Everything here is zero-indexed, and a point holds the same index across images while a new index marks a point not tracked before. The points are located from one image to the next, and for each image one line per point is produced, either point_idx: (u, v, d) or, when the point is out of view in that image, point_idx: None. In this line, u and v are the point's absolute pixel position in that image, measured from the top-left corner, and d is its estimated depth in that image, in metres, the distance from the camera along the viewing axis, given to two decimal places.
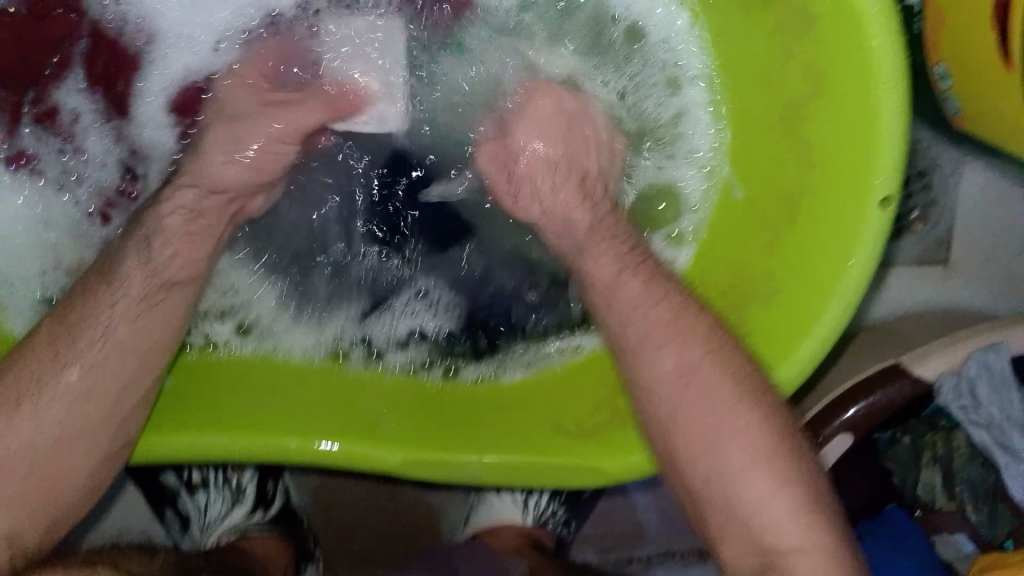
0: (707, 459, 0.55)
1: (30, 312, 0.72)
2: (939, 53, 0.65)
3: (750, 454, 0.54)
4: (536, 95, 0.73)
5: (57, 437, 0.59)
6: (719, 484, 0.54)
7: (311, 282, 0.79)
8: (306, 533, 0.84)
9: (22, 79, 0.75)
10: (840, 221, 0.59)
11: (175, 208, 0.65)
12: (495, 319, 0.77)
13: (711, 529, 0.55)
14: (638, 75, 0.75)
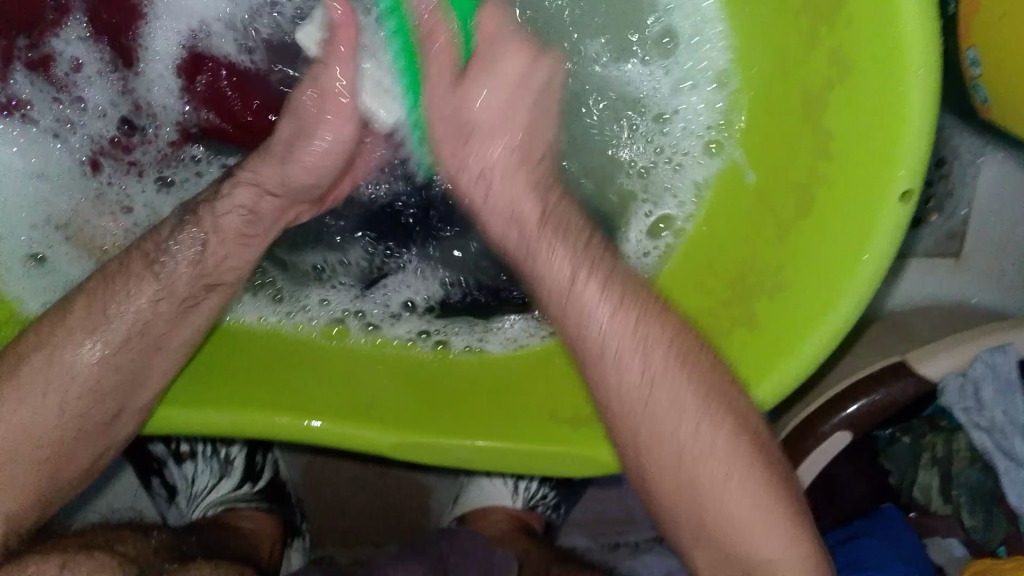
0: (674, 470, 0.55)
1: (25, 274, 0.70)
2: (973, 39, 0.63)
3: (717, 467, 0.55)
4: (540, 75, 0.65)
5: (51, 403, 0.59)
6: (684, 497, 0.56)
7: (319, 258, 0.74)
8: (293, 506, 0.83)
9: (22, 23, 0.72)
10: (859, 213, 0.55)
11: (233, 209, 0.62)
12: (487, 303, 0.73)
13: (672, 534, 0.57)
14: (671, 79, 0.70)
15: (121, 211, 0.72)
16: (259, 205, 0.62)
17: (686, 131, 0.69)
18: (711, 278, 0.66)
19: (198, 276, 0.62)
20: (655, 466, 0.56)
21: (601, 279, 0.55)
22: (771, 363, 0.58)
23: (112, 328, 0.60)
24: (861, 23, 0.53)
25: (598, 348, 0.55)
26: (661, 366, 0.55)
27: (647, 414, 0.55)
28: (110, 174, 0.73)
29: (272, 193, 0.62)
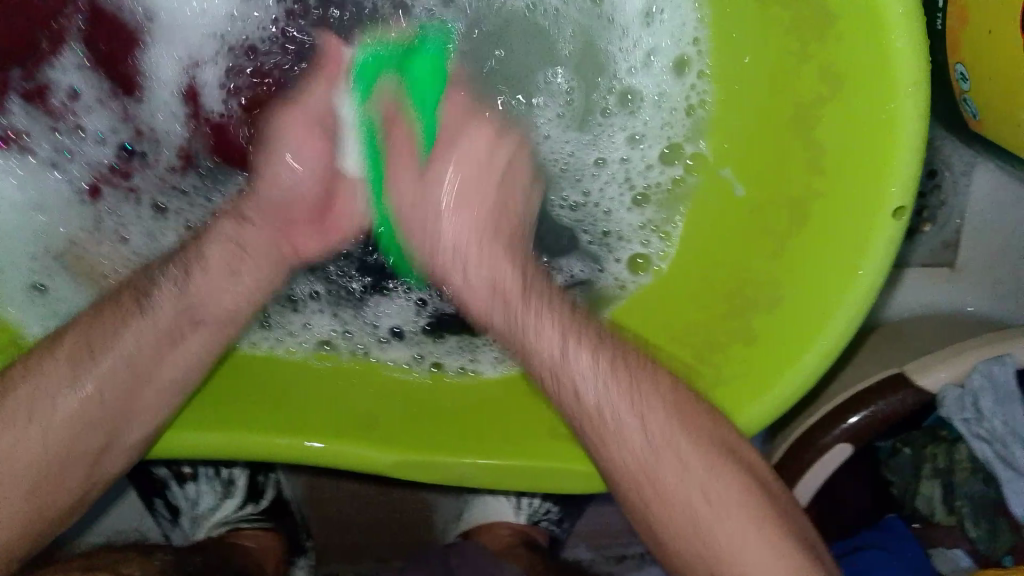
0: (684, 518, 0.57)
1: (22, 301, 0.69)
2: (961, 53, 0.63)
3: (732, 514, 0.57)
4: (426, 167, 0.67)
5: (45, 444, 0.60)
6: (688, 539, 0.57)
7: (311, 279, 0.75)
8: (298, 527, 0.85)
9: (15, 54, 0.73)
10: (851, 228, 0.56)
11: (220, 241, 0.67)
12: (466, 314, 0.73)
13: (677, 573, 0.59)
14: (637, 109, 0.71)
15: (123, 239, 0.74)
16: (241, 235, 0.67)
17: (621, 175, 0.73)
18: (699, 303, 0.65)
19: (182, 306, 0.64)
20: (663, 520, 0.58)
21: (591, 348, 0.60)
22: (767, 379, 0.58)
23: (106, 359, 0.61)
24: (845, 41, 0.54)
25: (598, 417, 0.59)
26: (659, 429, 0.58)
27: (652, 475, 0.58)
28: (111, 201, 0.75)
29: (255, 224, 0.67)
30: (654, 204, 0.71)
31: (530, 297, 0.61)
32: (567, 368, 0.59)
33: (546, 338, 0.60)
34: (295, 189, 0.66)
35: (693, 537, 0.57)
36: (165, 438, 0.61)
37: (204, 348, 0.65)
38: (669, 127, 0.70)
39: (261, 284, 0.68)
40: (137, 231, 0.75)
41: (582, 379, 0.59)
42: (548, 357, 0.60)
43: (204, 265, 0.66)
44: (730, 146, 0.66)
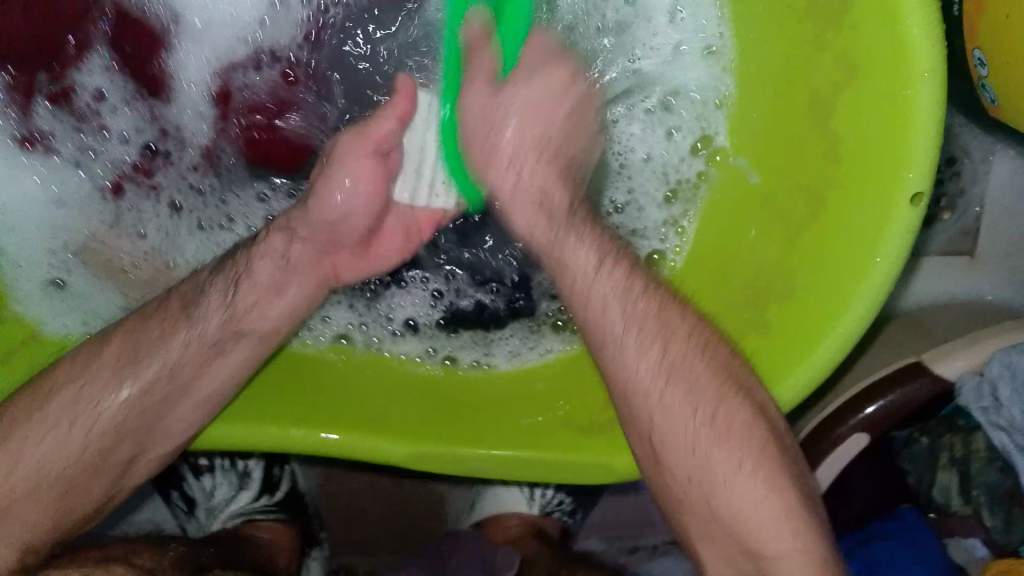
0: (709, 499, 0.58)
1: (42, 298, 0.69)
2: (979, 39, 0.63)
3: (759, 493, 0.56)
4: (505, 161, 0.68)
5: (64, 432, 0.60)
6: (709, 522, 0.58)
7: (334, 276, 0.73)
8: (313, 515, 0.84)
9: (36, 59, 0.74)
10: (865, 216, 0.55)
11: (266, 252, 0.66)
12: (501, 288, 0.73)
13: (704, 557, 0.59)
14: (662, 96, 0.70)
15: (141, 235, 0.74)
16: (289, 252, 0.67)
17: (648, 167, 0.71)
18: (715, 294, 0.65)
19: (228, 320, 0.64)
20: (684, 467, 0.58)
21: (625, 267, 0.61)
22: (785, 367, 0.58)
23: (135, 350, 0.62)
24: (862, 31, 0.54)
25: (619, 334, 0.59)
26: (678, 350, 0.58)
27: (669, 445, 0.58)
28: (132, 198, 0.75)
29: (302, 238, 0.66)
30: (670, 188, 0.71)
31: (569, 226, 0.63)
32: (598, 278, 0.60)
33: (578, 257, 0.61)
34: (347, 216, 0.65)
35: (708, 498, 0.57)
36: (206, 433, 0.61)
37: (242, 364, 0.64)
38: (691, 118, 0.69)
39: (300, 299, 0.67)
40: (155, 228, 0.74)
41: (603, 308, 0.60)
42: (580, 271, 0.61)
43: (253, 281, 0.65)
44: (744, 136, 0.66)
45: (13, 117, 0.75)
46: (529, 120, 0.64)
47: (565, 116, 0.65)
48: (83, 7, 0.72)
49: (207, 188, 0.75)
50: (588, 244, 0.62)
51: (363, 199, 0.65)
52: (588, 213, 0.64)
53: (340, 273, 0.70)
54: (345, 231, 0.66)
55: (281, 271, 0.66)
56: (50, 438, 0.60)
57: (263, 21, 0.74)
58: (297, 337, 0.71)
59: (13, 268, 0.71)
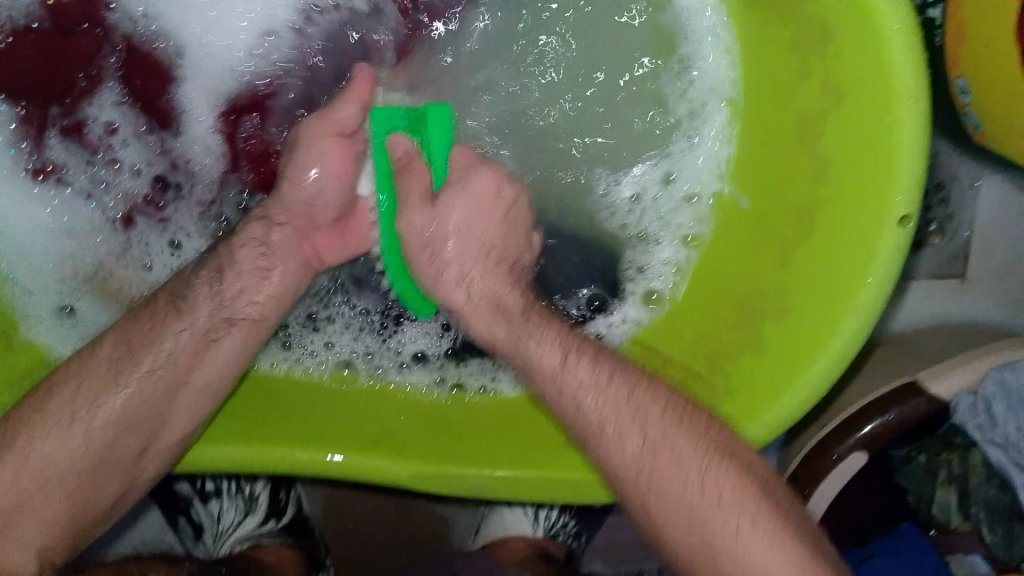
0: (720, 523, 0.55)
1: (53, 325, 0.71)
2: (959, 66, 0.65)
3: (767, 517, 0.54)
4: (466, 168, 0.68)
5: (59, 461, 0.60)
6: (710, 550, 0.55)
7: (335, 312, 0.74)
8: (317, 545, 0.84)
9: (50, 93, 0.75)
10: (856, 237, 0.57)
11: (246, 241, 0.66)
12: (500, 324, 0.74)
13: None
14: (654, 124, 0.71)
15: (147, 267, 0.75)
16: (270, 237, 0.66)
17: (662, 211, 0.71)
18: (712, 320, 0.66)
19: (216, 309, 0.65)
20: (664, 515, 0.56)
21: (590, 362, 0.61)
22: (782, 385, 0.59)
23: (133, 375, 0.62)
24: (847, 58, 0.56)
25: (597, 425, 0.58)
26: (655, 434, 0.57)
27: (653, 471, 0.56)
28: (142, 229, 0.75)
29: (280, 223, 0.67)
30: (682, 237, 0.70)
31: (529, 321, 0.63)
32: (564, 376, 0.60)
33: (543, 353, 0.61)
34: (321, 193, 0.66)
35: (688, 526, 0.55)
36: (194, 451, 0.62)
37: (236, 349, 0.65)
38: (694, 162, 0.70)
39: (286, 286, 0.67)
40: (160, 262, 0.75)
41: (576, 386, 0.60)
42: (545, 369, 0.61)
43: (238, 269, 0.66)
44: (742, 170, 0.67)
45: (25, 150, 0.75)
46: (478, 197, 0.65)
47: (501, 221, 0.66)
48: (94, 42, 0.74)
49: (219, 216, 0.75)
50: (548, 343, 0.62)
51: (336, 176, 0.66)
52: (542, 317, 0.64)
53: (323, 256, 0.70)
54: (321, 213, 0.67)
55: (262, 256, 0.66)
56: (50, 454, 0.60)
57: (258, 53, 0.76)
58: (263, 358, 0.71)
59: (23, 298, 0.72)
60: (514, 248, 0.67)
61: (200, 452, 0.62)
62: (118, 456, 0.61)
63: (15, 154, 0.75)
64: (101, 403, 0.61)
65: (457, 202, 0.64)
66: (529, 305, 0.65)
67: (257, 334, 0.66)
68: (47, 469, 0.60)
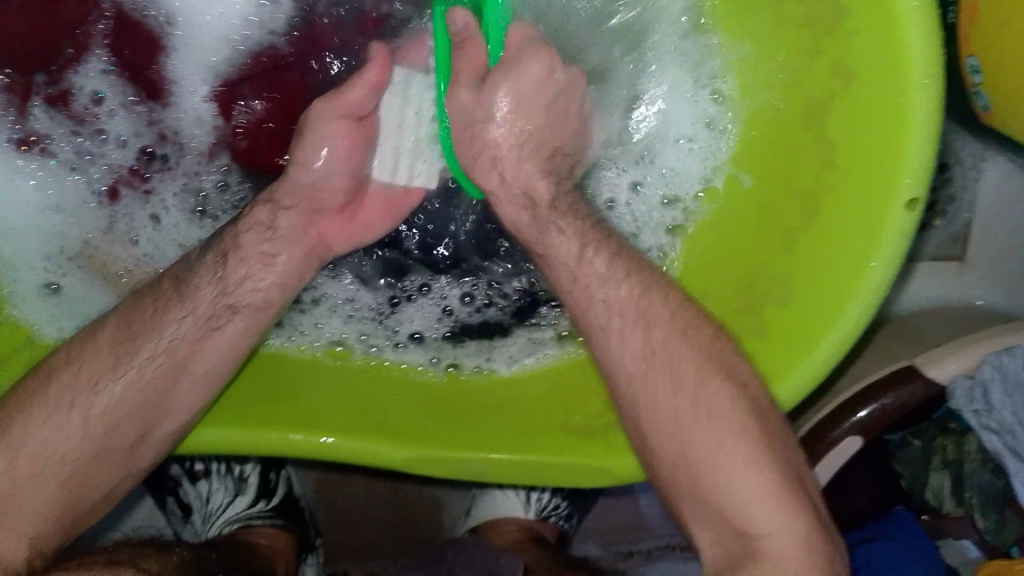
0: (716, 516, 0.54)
1: (41, 304, 0.69)
2: (971, 48, 0.64)
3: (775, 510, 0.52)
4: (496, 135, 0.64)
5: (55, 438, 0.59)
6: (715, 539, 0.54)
7: (336, 293, 0.74)
8: (306, 523, 0.84)
9: (33, 61, 0.72)
10: (863, 222, 0.56)
11: (251, 224, 0.65)
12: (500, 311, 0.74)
13: None
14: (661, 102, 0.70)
15: (133, 242, 0.73)
16: (277, 221, 0.65)
17: (658, 193, 0.71)
18: (714, 301, 0.65)
19: (219, 295, 0.63)
20: (652, 423, 0.55)
21: (608, 253, 0.61)
22: (786, 367, 0.58)
23: (130, 351, 0.61)
24: (856, 38, 0.54)
25: (604, 319, 0.59)
26: (661, 336, 0.57)
27: (656, 451, 0.56)
28: (128, 203, 0.74)
29: (286, 207, 0.66)
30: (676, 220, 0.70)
31: (556, 209, 0.64)
32: (583, 267, 0.61)
33: (563, 242, 0.62)
34: (327, 177, 0.65)
35: (676, 442, 0.54)
36: (188, 436, 0.61)
37: (236, 338, 0.63)
38: (687, 142, 0.70)
39: (290, 271, 0.66)
40: (148, 237, 0.73)
41: (596, 288, 0.60)
42: (563, 259, 0.62)
43: (242, 255, 0.64)
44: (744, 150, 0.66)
45: (9, 120, 0.73)
46: (516, 93, 0.62)
47: (545, 109, 0.64)
48: (82, 8, 0.71)
49: (206, 191, 0.74)
50: (569, 222, 0.63)
51: (345, 154, 0.65)
52: (572, 204, 0.65)
53: (330, 242, 0.69)
54: (326, 196, 0.66)
55: (267, 240, 0.65)
56: (47, 444, 0.58)
57: (252, 19, 0.72)
58: (272, 337, 0.70)
59: (8, 277, 0.70)
60: (569, 123, 0.66)
61: (192, 432, 0.61)
62: (116, 443, 0.60)
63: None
64: (93, 391, 0.60)
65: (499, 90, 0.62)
66: (558, 194, 0.65)
67: (261, 320, 0.64)
68: (43, 459, 0.58)
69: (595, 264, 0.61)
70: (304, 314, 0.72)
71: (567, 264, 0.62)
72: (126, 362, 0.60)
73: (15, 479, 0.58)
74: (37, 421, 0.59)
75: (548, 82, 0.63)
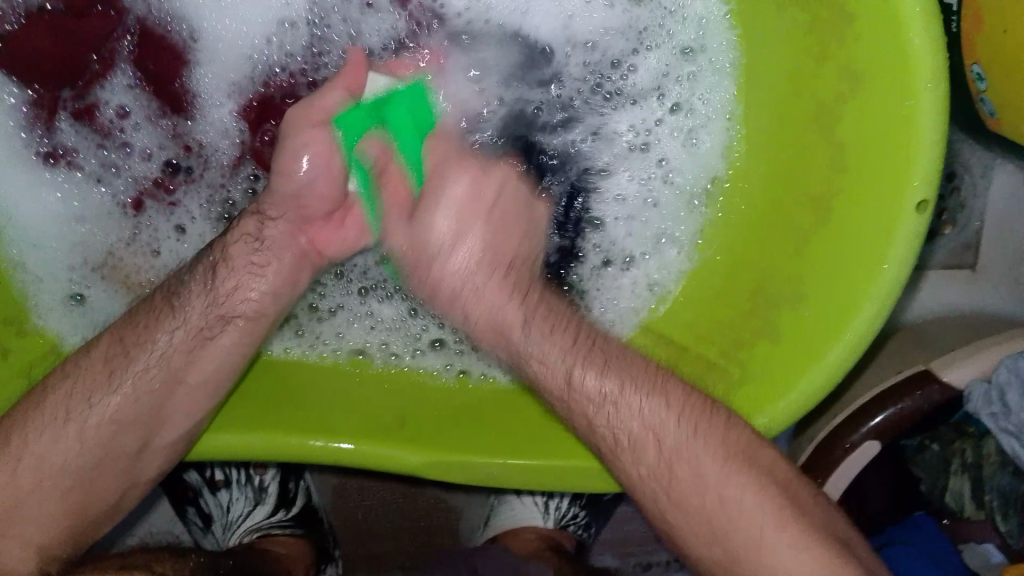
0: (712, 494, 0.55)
1: (62, 308, 0.70)
2: (976, 52, 0.65)
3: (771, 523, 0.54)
4: (450, 171, 0.64)
5: (67, 443, 0.60)
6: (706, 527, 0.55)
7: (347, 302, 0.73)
8: (327, 535, 0.85)
9: (61, 77, 0.73)
10: (872, 220, 0.56)
11: (241, 234, 0.65)
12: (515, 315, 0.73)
13: None
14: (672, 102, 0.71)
15: (156, 252, 0.74)
16: (264, 233, 0.65)
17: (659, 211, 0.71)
18: (727, 304, 0.65)
19: (212, 305, 0.63)
20: (669, 484, 0.56)
21: (595, 370, 0.59)
22: (798, 368, 0.58)
23: (140, 360, 0.62)
24: (864, 40, 0.55)
25: (594, 411, 0.58)
26: (665, 423, 0.57)
27: (672, 454, 0.57)
28: (152, 214, 0.75)
29: (272, 218, 0.65)
30: (671, 237, 0.71)
31: (532, 331, 0.61)
32: (574, 394, 0.59)
33: (548, 358, 0.60)
34: (312, 184, 0.63)
35: (695, 491, 0.56)
36: (206, 441, 0.61)
37: (233, 346, 0.63)
38: (699, 158, 0.70)
39: (284, 279, 0.65)
40: (170, 247, 0.74)
41: (591, 401, 0.58)
42: (553, 383, 0.60)
43: (231, 266, 0.64)
44: (756, 154, 0.67)
45: (36, 134, 0.74)
46: (467, 195, 0.63)
47: (493, 207, 0.64)
48: (107, 25, 0.73)
49: (232, 199, 0.75)
50: (557, 345, 0.60)
51: (326, 160, 0.63)
52: (547, 322, 0.62)
53: (321, 248, 0.67)
54: (312, 204, 0.65)
55: (256, 252, 0.64)
56: (54, 454, 0.60)
57: (273, 40, 0.75)
58: (275, 344, 0.70)
59: (32, 281, 0.70)
60: (523, 245, 0.65)
61: (210, 437, 0.61)
62: (117, 454, 0.61)
63: (27, 136, 0.74)
64: (105, 402, 0.60)
65: (443, 204, 0.63)
66: (530, 313, 0.62)
67: (257, 329, 0.64)
68: (52, 466, 0.60)
69: (535, 325, 0.61)
70: (321, 322, 0.72)
71: (518, 349, 0.61)
72: (120, 375, 0.61)
73: (23, 486, 0.59)
74: (38, 433, 0.60)
75: (485, 184, 0.64)
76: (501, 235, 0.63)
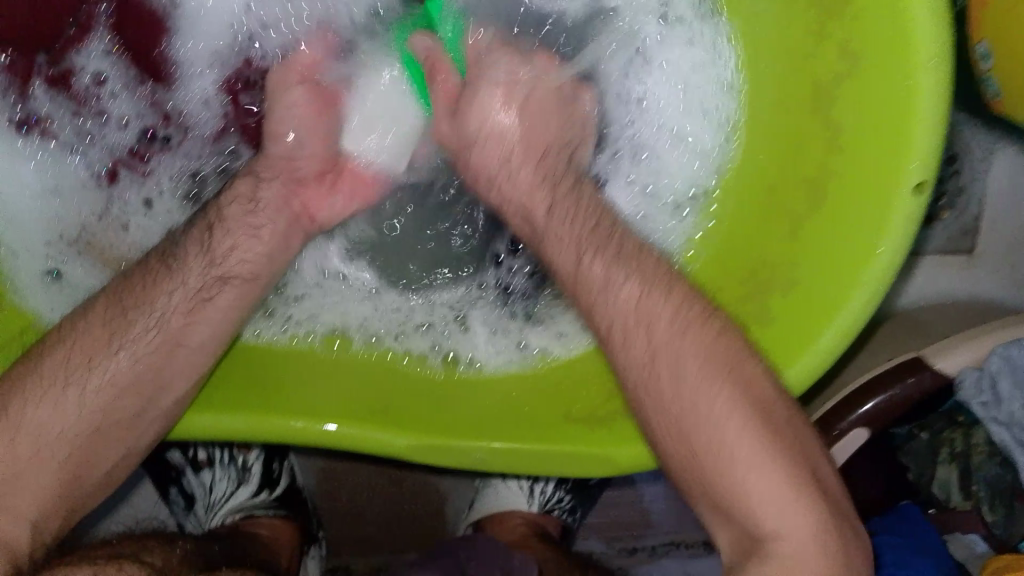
0: (715, 447, 0.52)
1: (39, 286, 0.68)
2: (983, 31, 0.63)
3: (774, 476, 0.50)
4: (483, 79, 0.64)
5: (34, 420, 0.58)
6: (713, 465, 0.52)
7: (335, 293, 0.73)
8: (310, 514, 0.84)
9: (34, 42, 0.72)
10: (869, 205, 0.55)
11: (233, 199, 0.66)
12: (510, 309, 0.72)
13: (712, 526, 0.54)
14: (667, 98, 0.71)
15: (126, 227, 0.73)
16: (258, 194, 0.66)
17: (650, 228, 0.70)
18: (722, 289, 0.64)
19: (208, 267, 0.63)
20: (668, 433, 0.53)
21: (606, 254, 0.58)
22: (795, 352, 0.57)
23: (116, 333, 0.60)
24: (866, 19, 0.54)
25: (611, 330, 0.56)
26: (663, 339, 0.54)
27: (663, 390, 0.53)
28: (127, 184, 0.74)
29: (266, 179, 0.67)
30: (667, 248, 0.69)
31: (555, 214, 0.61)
32: (581, 277, 0.58)
33: (561, 251, 0.60)
34: (300, 147, 0.67)
35: (686, 449, 0.53)
36: (181, 422, 0.59)
37: (227, 309, 0.63)
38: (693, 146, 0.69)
39: (277, 242, 0.66)
40: (138, 222, 0.73)
41: (602, 287, 0.57)
42: (565, 266, 0.59)
43: (227, 225, 0.64)
44: (750, 135, 0.66)
45: (10, 100, 0.73)
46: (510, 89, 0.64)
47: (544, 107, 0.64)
48: None
49: (205, 173, 0.74)
50: (569, 231, 0.60)
51: (308, 123, 0.67)
52: (570, 209, 0.61)
53: (314, 212, 0.69)
54: (303, 163, 0.68)
55: (250, 213, 0.65)
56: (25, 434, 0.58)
57: (252, 7, 0.73)
58: (249, 324, 0.69)
59: (8, 255, 0.69)
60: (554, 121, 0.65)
61: (186, 416, 0.60)
62: (101, 428, 0.59)
63: None
64: (78, 377, 0.59)
65: (479, 100, 0.63)
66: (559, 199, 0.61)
67: (253, 292, 0.64)
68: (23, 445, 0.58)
69: (563, 228, 0.60)
70: (303, 308, 0.71)
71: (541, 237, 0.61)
72: (97, 348, 0.60)
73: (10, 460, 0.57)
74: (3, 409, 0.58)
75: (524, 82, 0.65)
76: (544, 125, 0.64)
